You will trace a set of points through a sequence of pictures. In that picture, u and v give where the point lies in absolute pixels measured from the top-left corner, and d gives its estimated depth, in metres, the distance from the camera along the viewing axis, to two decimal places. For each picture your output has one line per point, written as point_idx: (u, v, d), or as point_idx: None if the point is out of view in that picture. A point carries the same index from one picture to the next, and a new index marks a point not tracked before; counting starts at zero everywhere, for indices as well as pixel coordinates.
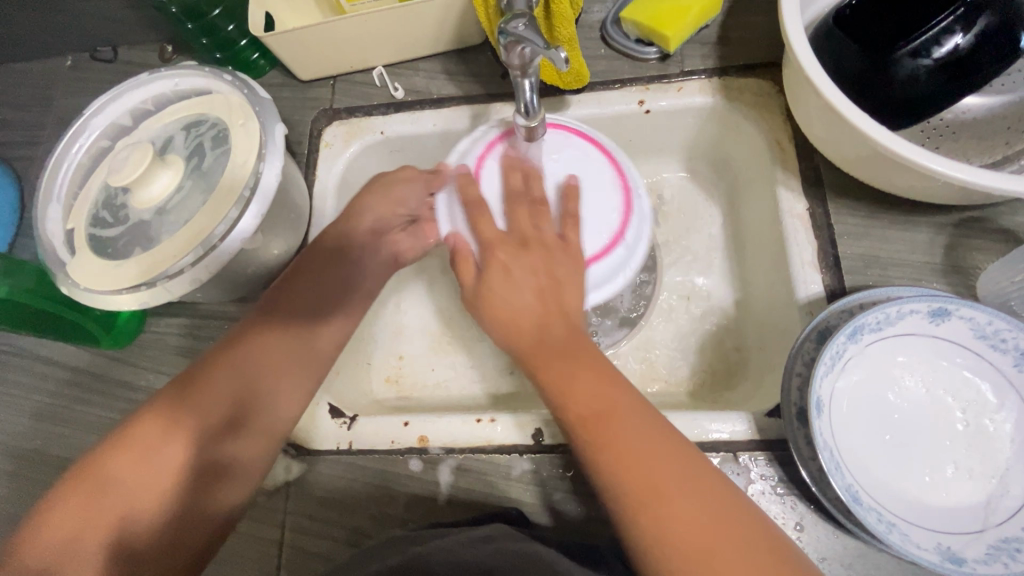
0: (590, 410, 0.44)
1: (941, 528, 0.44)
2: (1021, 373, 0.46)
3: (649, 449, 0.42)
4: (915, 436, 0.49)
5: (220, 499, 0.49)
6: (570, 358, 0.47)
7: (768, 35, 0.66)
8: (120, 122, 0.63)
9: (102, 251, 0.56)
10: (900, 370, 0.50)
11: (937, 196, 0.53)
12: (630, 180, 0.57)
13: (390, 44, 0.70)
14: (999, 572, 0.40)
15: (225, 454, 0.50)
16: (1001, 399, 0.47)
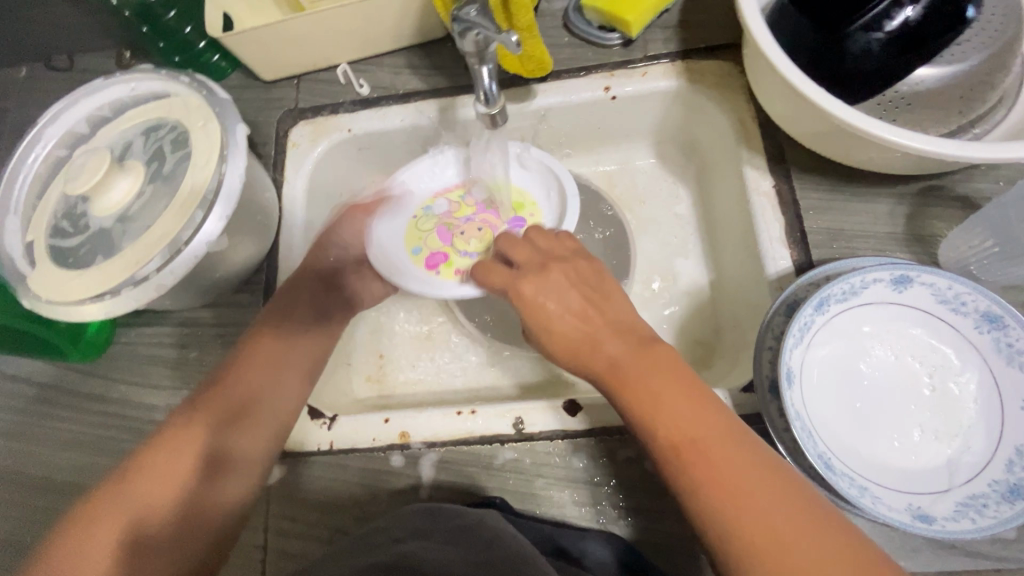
0: (660, 407, 0.43)
1: (910, 489, 0.45)
2: (982, 335, 0.47)
3: (711, 439, 0.41)
4: (884, 402, 0.50)
5: (227, 491, 0.52)
6: (636, 355, 0.46)
7: (729, 17, 0.67)
8: (76, 130, 0.61)
9: (64, 262, 0.54)
10: (868, 338, 0.51)
11: (895, 167, 0.54)
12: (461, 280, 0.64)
13: (352, 41, 0.70)
14: (966, 527, 0.41)
15: (227, 447, 0.53)
16: (964, 362, 0.48)
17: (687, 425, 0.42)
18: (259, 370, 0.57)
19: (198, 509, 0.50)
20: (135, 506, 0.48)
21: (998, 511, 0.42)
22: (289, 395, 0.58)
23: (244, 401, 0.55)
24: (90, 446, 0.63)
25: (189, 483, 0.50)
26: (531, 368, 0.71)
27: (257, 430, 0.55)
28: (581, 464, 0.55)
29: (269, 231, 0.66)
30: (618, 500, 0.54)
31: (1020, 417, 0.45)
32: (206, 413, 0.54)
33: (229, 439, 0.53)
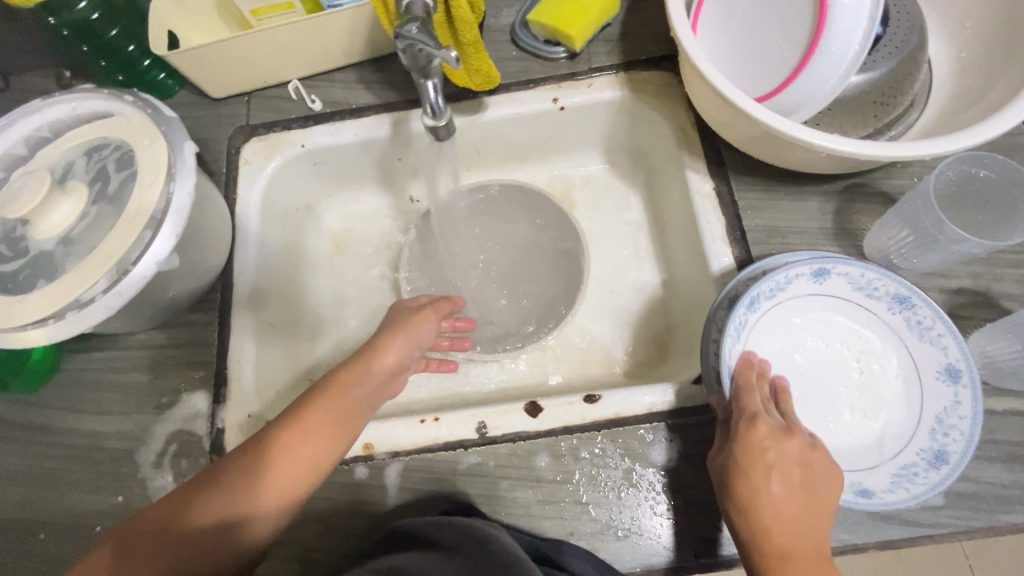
0: (800, 552, 0.41)
1: (851, 466, 0.49)
2: (893, 316, 0.53)
3: (794, 520, 0.42)
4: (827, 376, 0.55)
5: (208, 509, 0.46)
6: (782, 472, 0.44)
7: (666, 31, 0.70)
8: (13, 152, 0.59)
9: (3, 288, 0.53)
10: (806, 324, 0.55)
11: (820, 167, 0.58)
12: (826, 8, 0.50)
13: (303, 58, 0.70)
14: (902, 497, 0.46)
15: (237, 465, 0.48)
16: (885, 341, 0.53)
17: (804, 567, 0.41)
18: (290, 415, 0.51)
19: (179, 530, 0.45)
20: (139, 525, 0.45)
21: (928, 478, 0.47)
22: (309, 447, 0.50)
23: (254, 449, 0.49)
24: (37, 479, 0.60)
25: (179, 506, 0.46)
26: (496, 372, 0.72)
27: (265, 465, 0.48)
28: (543, 463, 0.56)
29: (222, 249, 0.65)
30: (581, 496, 0.55)
31: (936, 386, 0.50)
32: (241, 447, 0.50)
33: (223, 467, 0.48)
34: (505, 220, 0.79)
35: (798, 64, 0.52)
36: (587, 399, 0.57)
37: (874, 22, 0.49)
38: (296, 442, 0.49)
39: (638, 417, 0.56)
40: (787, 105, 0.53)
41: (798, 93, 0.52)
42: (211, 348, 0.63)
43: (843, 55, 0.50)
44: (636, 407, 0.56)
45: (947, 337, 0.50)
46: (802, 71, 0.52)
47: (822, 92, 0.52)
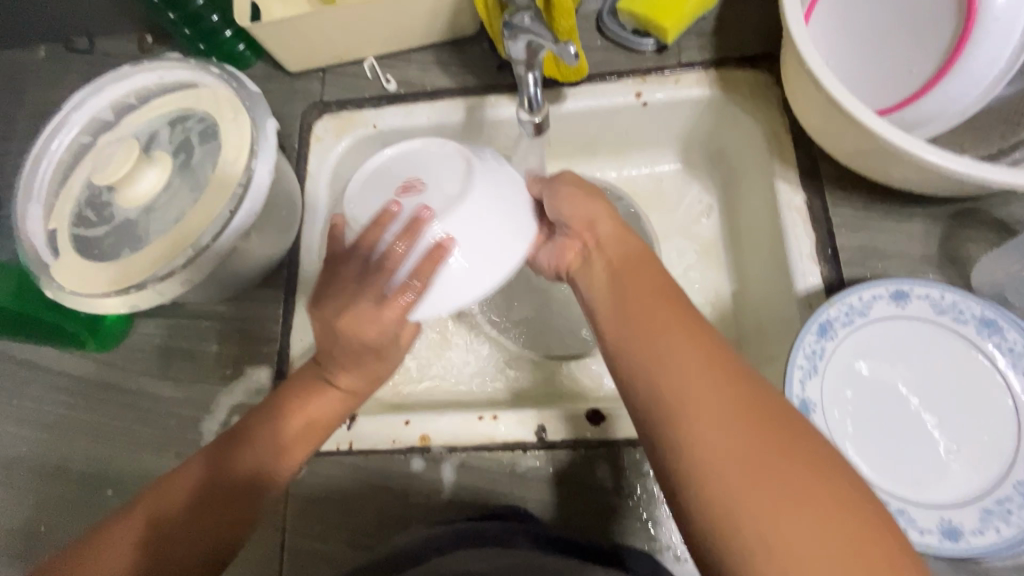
0: (688, 392, 0.37)
1: (945, 501, 0.46)
2: (985, 337, 0.49)
3: (697, 388, 0.37)
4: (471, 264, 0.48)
5: (235, 472, 0.47)
6: (665, 321, 0.40)
7: (766, 27, 0.66)
8: (101, 117, 0.60)
9: (88, 252, 0.54)
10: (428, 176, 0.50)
11: (931, 188, 0.53)
12: (975, 15, 0.46)
13: (381, 36, 0.69)
14: (995, 540, 0.44)
15: (240, 430, 0.49)
16: (978, 366, 0.49)
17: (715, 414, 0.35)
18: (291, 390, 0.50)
19: (213, 508, 0.46)
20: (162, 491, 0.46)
21: (1022, 518, 0.44)
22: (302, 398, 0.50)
23: (268, 418, 0.49)
24: (105, 437, 0.62)
25: (207, 463, 0.48)
26: (552, 372, 0.70)
27: (264, 445, 0.48)
28: (603, 474, 0.55)
29: (291, 225, 0.64)
30: (641, 513, 0.54)
31: None
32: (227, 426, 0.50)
33: (243, 423, 0.49)
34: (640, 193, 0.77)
35: (929, 80, 0.48)
36: None
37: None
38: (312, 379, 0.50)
39: None
40: (910, 122, 0.49)
41: (925, 111, 0.48)
42: (274, 325, 0.64)
43: (985, 74, 0.46)
44: None
45: None
46: (934, 87, 0.47)
47: (954, 112, 0.47)
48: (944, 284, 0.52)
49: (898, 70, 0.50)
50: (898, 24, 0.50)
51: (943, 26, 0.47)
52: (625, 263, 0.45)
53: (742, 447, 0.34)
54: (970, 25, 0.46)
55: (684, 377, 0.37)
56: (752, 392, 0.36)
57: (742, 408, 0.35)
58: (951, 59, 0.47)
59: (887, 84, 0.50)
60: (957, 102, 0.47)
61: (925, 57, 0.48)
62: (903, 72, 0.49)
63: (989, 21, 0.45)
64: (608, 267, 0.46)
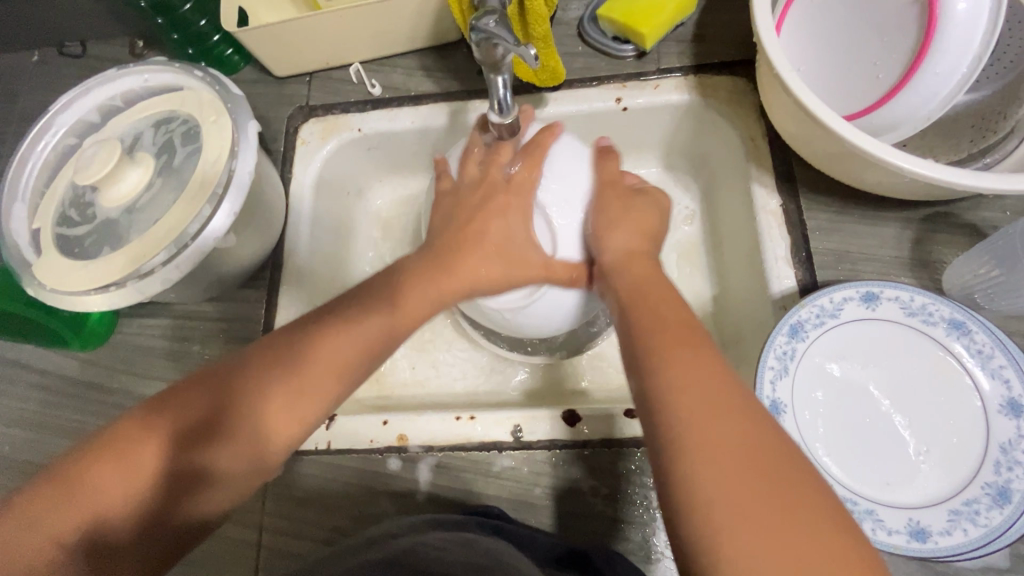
0: (702, 427, 0.36)
1: (913, 502, 0.46)
2: (954, 340, 0.50)
3: (713, 425, 0.36)
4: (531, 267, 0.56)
5: (199, 502, 0.43)
6: (687, 347, 0.40)
7: (743, 34, 0.67)
8: (88, 119, 0.61)
9: (70, 251, 0.55)
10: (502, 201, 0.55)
11: (902, 192, 0.54)
12: (936, 21, 0.46)
13: (366, 42, 0.70)
14: (961, 541, 0.44)
15: (201, 457, 0.43)
16: (947, 368, 0.49)
17: (725, 454, 0.35)
18: (268, 380, 0.45)
19: (166, 518, 0.42)
20: (96, 507, 0.40)
21: (989, 519, 0.44)
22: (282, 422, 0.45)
23: (236, 448, 0.44)
24: (87, 435, 0.63)
25: (157, 486, 0.42)
26: (533, 373, 0.71)
27: (239, 449, 0.44)
28: (578, 474, 0.55)
29: (274, 227, 0.65)
30: (616, 514, 0.54)
31: (997, 419, 0.47)
32: (177, 409, 0.44)
33: (203, 450, 0.43)
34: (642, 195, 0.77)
35: (894, 85, 0.49)
36: (627, 413, 0.56)
37: (987, 44, 0.46)
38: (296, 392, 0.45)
39: None
40: (877, 127, 0.50)
41: (891, 116, 0.49)
42: (256, 325, 0.64)
43: (948, 79, 0.47)
44: None
45: (1009, 368, 0.47)
46: (899, 93, 0.48)
47: (919, 117, 0.48)
48: (915, 287, 0.53)
49: (865, 77, 0.51)
50: (865, 31, 0.51)
51: (906, 32, 0.48)
52: (632, 297, 0.45)
53: (745, 486, 0.33)
54: (931, 30, 0.46)
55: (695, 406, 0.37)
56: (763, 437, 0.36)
57: (754, 451, 0.35)
58: (914, 65, 0.47)
59: (855, 89, 0.51)
60: (922, 107, 0.48)
61: (890, 63, 0.49)
62: (870, 77, 0.50)
63: (950, 27, 0.46)
64: (617, 302, 0.47)
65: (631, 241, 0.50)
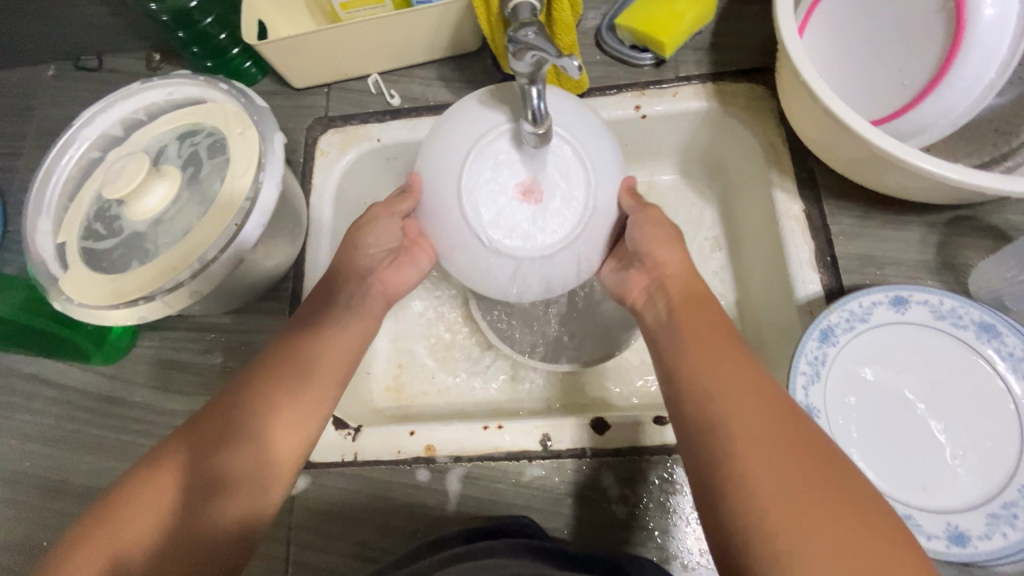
0: (739, 434, 0.38)
1: (951, 506, 0.46)
2: (984, 343, 0.50)
3: (746, 430, 0.38)
4: (557, 219, 0.50)
5: (215, 516, 0.44)
6: (726, 357, 0.43)
7: (761, 41, 0.67)
8: (111, 132, 0.61)
9: (96, 265, 0.54)
10: (494, 147, 0.49)
11: (928, 196, 0.54)
12: (964, 29, 0.47)
13: (385, 53, 0.70)
14: (1002, 545, 0.44)
15: (222, 469, 0.45)
16: (979, 371, 0.49)
17: (763, 459, 0.36)
18: (272, 390, 0.49)
19: (182, 539, 0.42)
20: (122, 534, 0.42)
21: None
22: (288, 428, 0.48)
23: (248, 450, 0.46)
24: (110, 450, 0.62)
25: (180, 504, 0.43)
26: (555, 381, 0.70)
27: (253, 456, 0.46)
28: (608, 483, 0.55)
29: (297, 238, 0.65)
30: (648, 523, 0.54)
31: None
32: (197, 433, 0.46)
33: (220, 459, 0.45)
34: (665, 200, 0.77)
35: (920, 91, 0.49)
36: (657, 420, 0.56)
37: (1014, 51, 0.46)
38: (299, 388, 0.50)
39: None
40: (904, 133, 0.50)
41: (918, 121, 0.49)
42: None
43: (976, 85, 0.47)
44: None
45: None
46: (926, 98, 0.48)
47: (946, 122, 0.49)
48: (943, 290, 0.53)
49: (890, 82, 0.51)
50: (889, 36, 0.51)
51: (931, 39, 0.49)
52: (685, 303, 0.49)
53: (794, 486, 0.35)
54: (958, 38, 0.47)
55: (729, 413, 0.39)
56: (795, 430, 0.38)
57: (788, 446, 0.36)
58: (940, 72, 0.48)
59: (881, 94, 0.51)
60: (949, 112, 0.48)
61: (916, 69, 0.49)
62: (896, 83, 0.51)
63: (978, 34, 0.46)
64: (669, 306, 0.50)
65: (679, 256, 0.53)
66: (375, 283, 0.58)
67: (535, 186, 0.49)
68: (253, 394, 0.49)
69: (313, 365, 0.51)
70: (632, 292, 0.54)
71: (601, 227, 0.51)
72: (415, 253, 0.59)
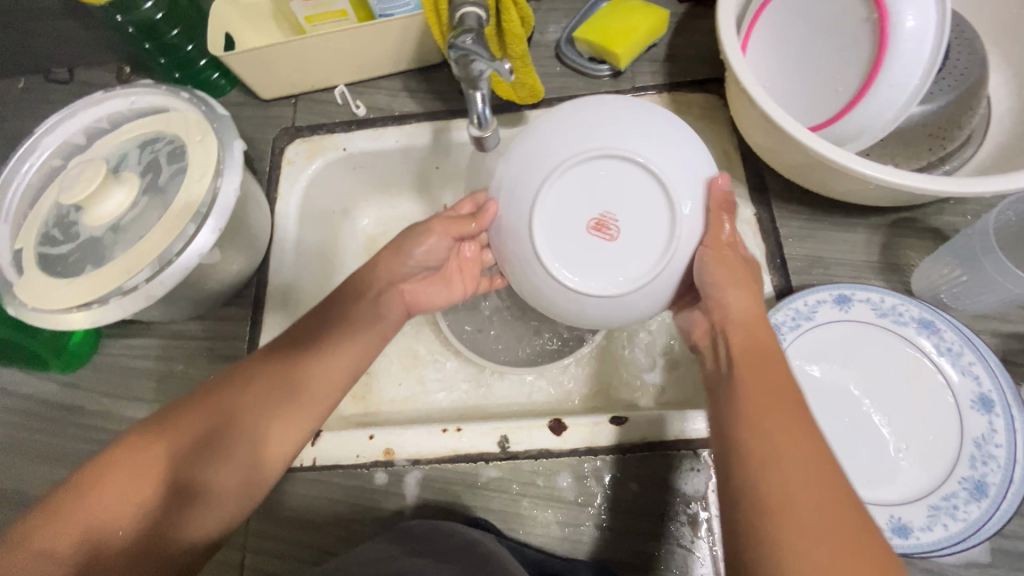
0: (784, 507, 0.33)
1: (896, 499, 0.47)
2: (925, 339, 0.51)
3: (788, 501, 0.33)
4: (632, 252, 0.47)
5: (197, 522, 0.45)
6: (783, 417, 0.38)
7: (713, 54, 0.70)
8: (73, 140, 0.62)
9: (53, 270, 0.55)
10: (615, 174, 0.47)
11: (869, 199, 0.56)
12: (889, 35, 0.49)
13: (350, 65, 0.72)
14: (942, 536, 0.45)
15: (208, 475, 0.46)
16: (921, 366, 0.51)
17: (804, 535, 0.32)
18: (271, 404, 0.50)
19: (160, 542, 0.43)
20: (95, 525, 0.41)
21: (968, 513, 0.45)
22: (280, 439, 0.50)
23: (240, 462, 0.47)
24: (66, 459, 0.62)
25: (161, 504, 0.43)
26: (520, 386, 0.71)
27: (240, 468, 0.47)
28: (565, 483, 0.55)
29: (259, 244, 0.66)
30: (603, 521, 0.54)
31: (970, 414, 0.48)
32: (182, 430, 0.47)
33: (207, 465, 0.46)
34: None
35: (853, 97, 0.51)
36: (615, 421, 0.55)
37: (936, 55, 0.48)
38: (301, 406, 0.51)
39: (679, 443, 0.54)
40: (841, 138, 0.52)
41: (854, 125, 0.52)
42: (241, 344, 0.64)
43: (905, 89, 0.49)
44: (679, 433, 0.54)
45: (978, 364, 0.49)
46: (859, 103, 0.51)
47: (879, 125, 0.51)
48: (885, 288, 0.55)
49: (826, 89, 0.53)
50: (824, 45, 0.54)
51: (861, 47, 0.51)
52: (751, 353, 0.43)
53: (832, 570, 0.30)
54: (883, 44, 0.49)
55: (778, 478, 0.34)
56: (841, 506, 0.33)
57: (832, 526, 0.32)
58: (870, 77, 0.50)
59: (819, 101, 0.54)
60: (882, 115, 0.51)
61: (849, 76, 0.52)
62: (832, 89, 0.53)
63: (902, 40, 0.49)
64: (729, 356, 0.45)
65: (744, 299, 0.47)
66: (400, 293, 0.60)
67: (609, 219, 0.47)
68: (247, 405, 0.49)
69: (311, 387, 0.52)
70: (695, 331, 0.52)
71: (683, 259, 0.48)
72: (453, 274, 0.64)
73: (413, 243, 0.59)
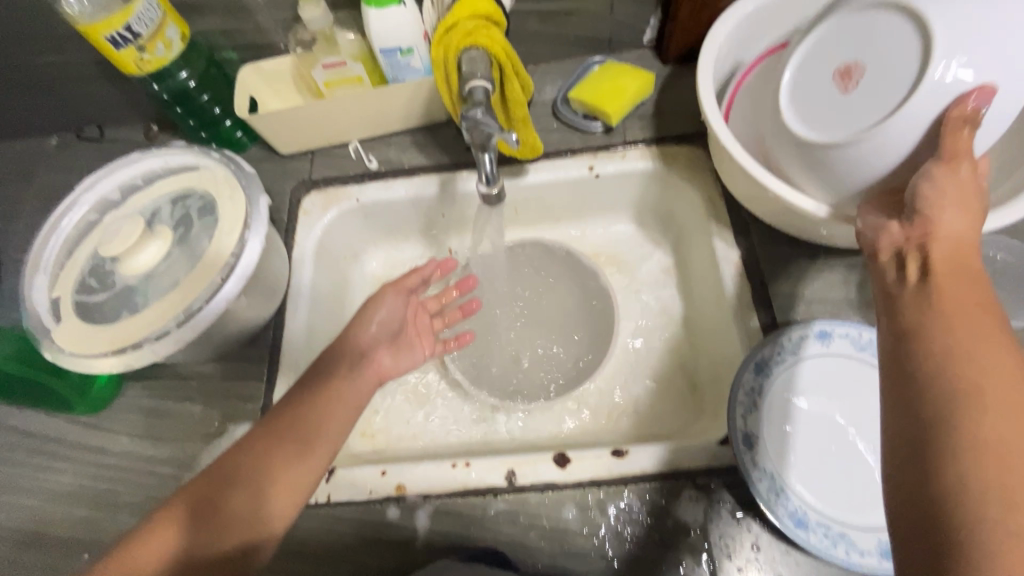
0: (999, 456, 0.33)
1: (885, 523, 0.51)
2: None
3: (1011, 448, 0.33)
4: (860, 107, 0.51)
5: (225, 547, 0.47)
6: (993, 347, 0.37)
7: (696, 111, 0.77)
8: (109, 196, 0.67)
9: (89, 317, 0.58)
10: (889, 41, 0.49)
11: (848, 243, 0.61)
12: None
13: (364, 124, 0.78)
14: None
15: (230, 505, 0.49)
16: None
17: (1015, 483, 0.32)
18: (282, 438, 0.53)
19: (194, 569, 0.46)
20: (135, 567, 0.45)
21: None
22: (292, 471, 0.51)
23: (256, 490, 0.50)
24: (85, 499, 0.64)
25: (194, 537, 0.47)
26: (523, 422, 0.74)
27: (255, 495, 0.49)
28: (570, 514, 0.58)
29: (278, 288, 0.70)
30: (606, 550, 0.56)
31: None
32: (208, 475, 0.51)
33: (229, 497, 0.49)
34: (623, 250, 0.84)
35: None
36: (616, 453, 0.59)
37: None
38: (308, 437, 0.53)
39: (677, 474, 0.57)
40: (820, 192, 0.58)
41: None
42: (258, 384, 0.67)
43: None
44: (675, 463, 0.57)
45: None
46: None
47: None
48: (863, 324, 0.60)
49: None
50: None
51: None
52: (950, 269, 0.43)
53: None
54: None
55: (974, 428, 0.34)
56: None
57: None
58: None
59: None
60: None
61: None
62: None
63: None
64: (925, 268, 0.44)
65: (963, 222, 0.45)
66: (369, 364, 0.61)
67: (857, 70, 0.51)
68: (263, 443, 0.52)
69: (318, 421, 0.54)
70: (881, 243, 0.49)
71: (895, 137, 0.49)
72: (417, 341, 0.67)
73: (370, 313, 0.64)
